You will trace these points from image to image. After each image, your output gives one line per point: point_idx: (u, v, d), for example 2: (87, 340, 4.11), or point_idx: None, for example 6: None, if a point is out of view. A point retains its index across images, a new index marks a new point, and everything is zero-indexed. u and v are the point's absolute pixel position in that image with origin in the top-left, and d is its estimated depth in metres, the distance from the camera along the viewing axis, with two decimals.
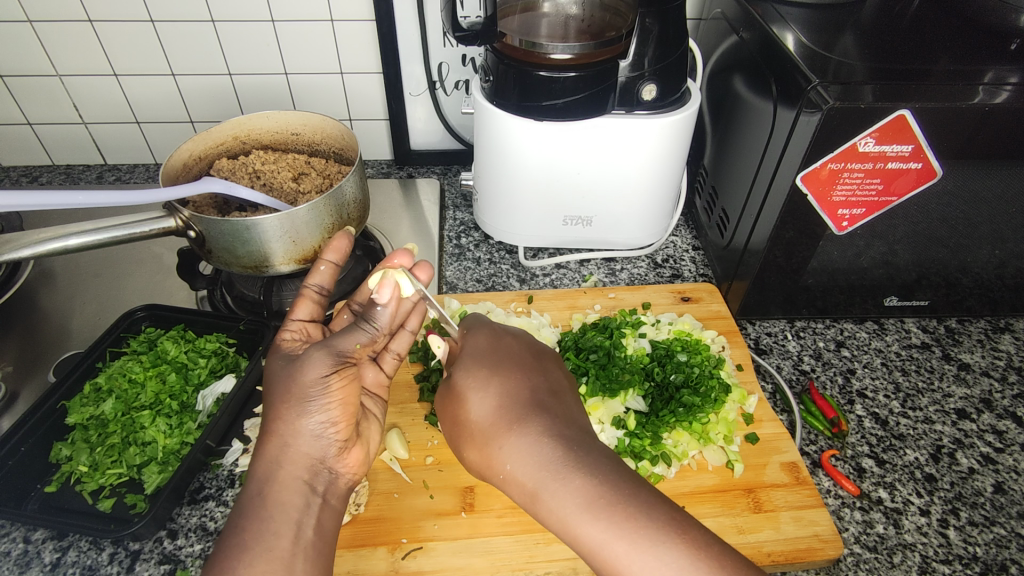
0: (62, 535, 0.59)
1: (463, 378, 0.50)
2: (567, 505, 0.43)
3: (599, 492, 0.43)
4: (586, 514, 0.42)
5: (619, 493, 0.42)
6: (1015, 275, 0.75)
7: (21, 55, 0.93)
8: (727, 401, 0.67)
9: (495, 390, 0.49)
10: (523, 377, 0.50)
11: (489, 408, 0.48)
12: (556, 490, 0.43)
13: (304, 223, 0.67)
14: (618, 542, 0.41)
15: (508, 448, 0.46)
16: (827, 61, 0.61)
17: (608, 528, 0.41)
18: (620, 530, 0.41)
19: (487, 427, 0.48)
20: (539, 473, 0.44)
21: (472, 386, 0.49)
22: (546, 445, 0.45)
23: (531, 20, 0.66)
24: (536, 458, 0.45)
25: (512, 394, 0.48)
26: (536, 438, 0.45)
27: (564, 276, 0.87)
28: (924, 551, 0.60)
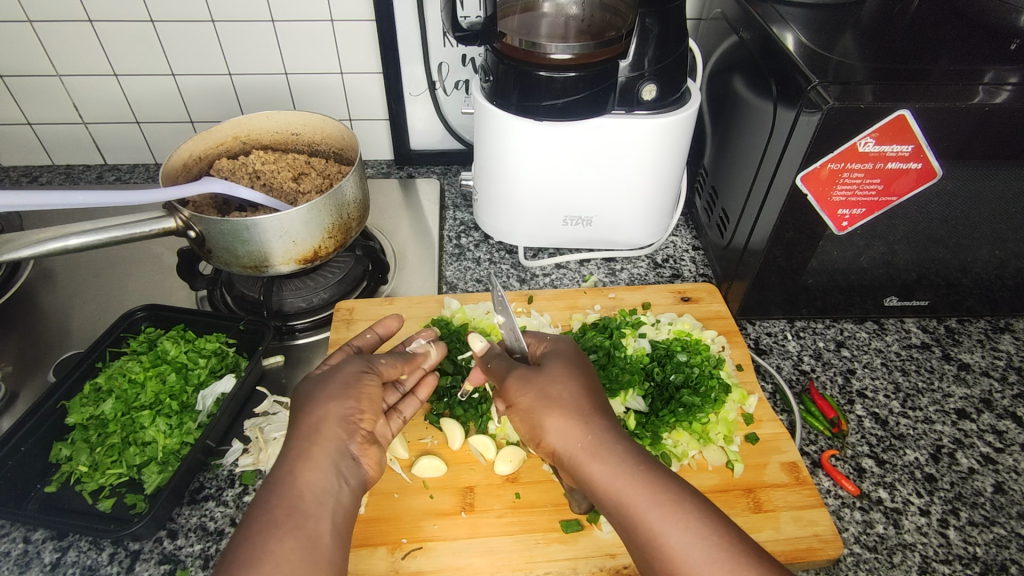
0: (62, 535, 0.59)
1: (520, 383, 0.52)
2: (614, 481, 0.45)
3: (639, 472, 0.45)
4: (626, 488, 0.45)
5: (660, 476, 0.45)
6: (1014, 275, 0.75)
7: (21, 55, 0.93)
8: (727, 401, 0.67)
9: (556, 386, 0.51)
10: (582, 376, 0.53)
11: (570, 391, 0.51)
12: (603, 466, 0.46)
13: (304, 223, 0.67)
14: (652, 512, 0.43)
15: (560, 422, 0.48)
16: (827, 61, 0.61)
17: (646, 498, 0.44)
18: (658, 499, 0.44)
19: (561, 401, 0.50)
20: (604, 452, 0.46)
21: (530, 382, 0.52)
22: (600, 427, 0.48)
23: (532, 20, 0.66)
24: (589, 436, 0.47)
25: (571, 388, 0.51)
26: (588, 420, 0.48)
27: (564, 276, 0.87)
28: (925, 551, 0.60)
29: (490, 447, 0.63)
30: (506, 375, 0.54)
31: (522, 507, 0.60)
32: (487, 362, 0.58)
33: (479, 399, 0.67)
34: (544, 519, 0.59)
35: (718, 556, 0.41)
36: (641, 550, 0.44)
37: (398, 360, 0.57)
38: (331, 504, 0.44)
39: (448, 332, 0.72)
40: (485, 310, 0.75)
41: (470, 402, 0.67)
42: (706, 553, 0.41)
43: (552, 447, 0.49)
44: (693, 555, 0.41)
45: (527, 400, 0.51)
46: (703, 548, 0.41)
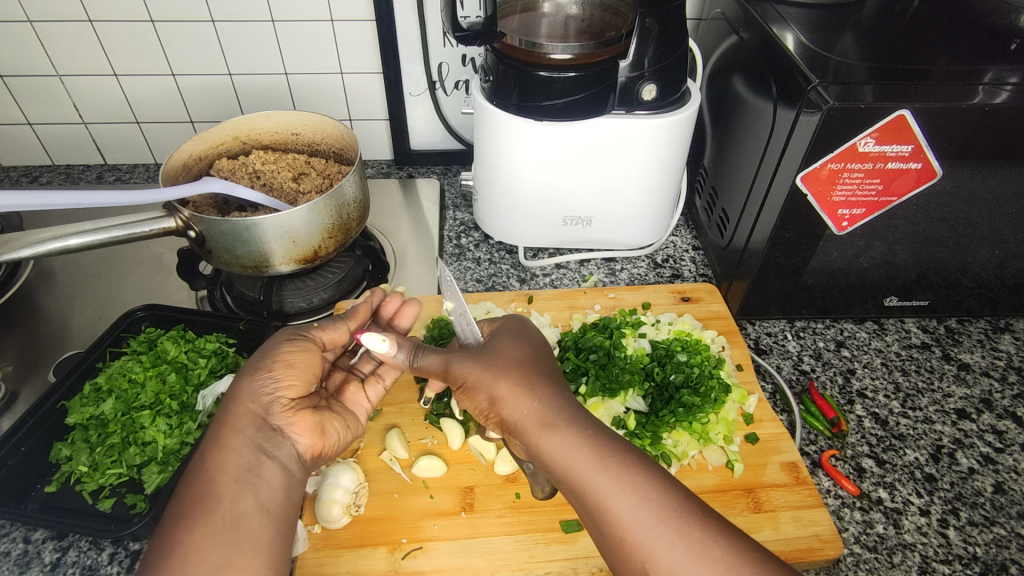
0: (62, 535, 0.59)
1: (464, 359, 0.54)
2: (562, 449, 0.46)
3: (585, 440, 0.47)
4: (572, 456, 0.46)
5: (605, 444, 0.46)
6: (1015, 275, 0.75)
7: (22, 55, 0.93)
8: (727, 401, 0.67)
9: (501, 359, 0.53)
10: (530, 349, 0.55)
11: (519, 361, 0.53)
12: (553, 435, 0.47)
13: (304, 223, 0.67)
14: (598, 478, 0.45)
15: (509, 394, 0.50)
16: (827, 61, 0.61)
17: (592, 464, 0.45)
18: (604, 464, 0.45)
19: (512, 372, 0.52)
20: (550, 419, 0.48)
21: (476, 357, 0.54)
22: (546, 398, 0.50)
23: (532, 20, 0.66)
24: (535, 406, 0.49)
25: (519, 360, 0.53)
26: (534, 391, 0.50)
27: (564, 276, 0.87)
28: (924, 551, 0.60)
29: (490, 448, 0.63)
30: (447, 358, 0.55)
31: (522, 507, 0.60)
32: (411, 356, 0.56)
33: None
34: (544, 519, 0.59)
35: (663, 516, 0.42)
36: (591, 516, 0.45)
37: (338, 325, 0.60)
38: (255, 481, 0.47)
39: (448, 331, 0.71)
40: (485, 310, 0.75)
41: None
42: (652, 515, 0.42)
43: (500, 418, 0.50)
44: (639, 518, 0.43)
45: (473, 374, 0.53)
46: (648, 510, 0.43)
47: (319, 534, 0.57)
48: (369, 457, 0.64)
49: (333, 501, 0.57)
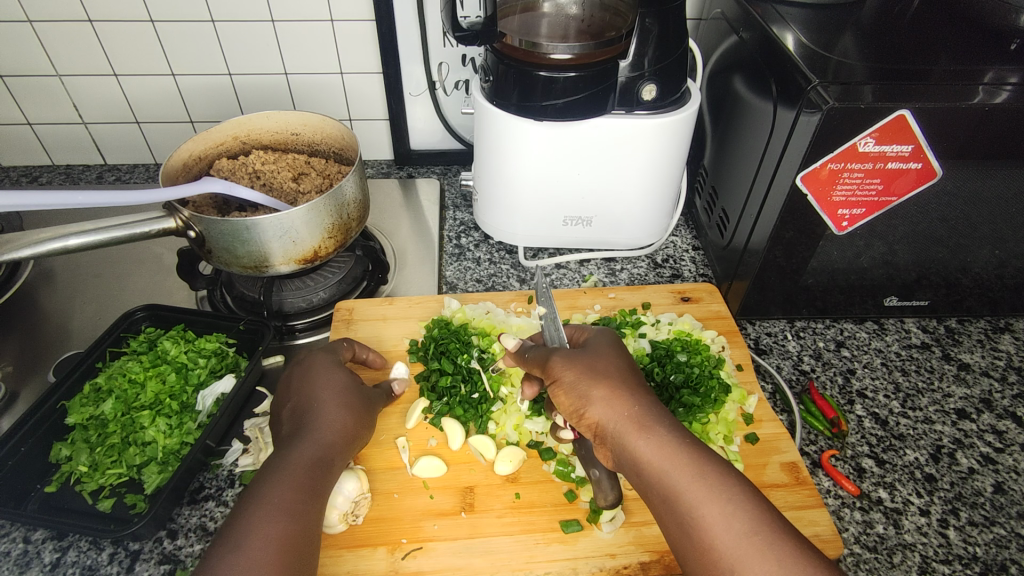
0: (62, 535, 0.59)
1: (566, 360, 0.55)
2: (658, 452, 0.47)
3: (683, 449, 0.47)
4: (671, 463, 0.46)
5: (702, 453, 0.47)
6: (1015, 275, 0.75)
7: (21, 54, 0.93)
8: (727, 401, 0.67)
9: (602, 363, 0.54)
10: (628, 359, 0.57)
11: (616, 366, 0.54)
12: (648, 437, 0.48)
13: (304, 223, 0.67)
14: (693, 485, 0.45)
15: (605, 396, 0.51)
16: (826, 61, 0.61)
17: (688, 473, 0.45)
18: (702, 474, 0.45)
19: (606, 374, 0.53)
20: (644, 422, 0.49)
21: (575, 359, 0.55)
22: (646, 404, 0.51)
23: (532, 20, 0.66)
24: (633, 410, 0.50)
25: (616, 365, 0.54)
26: (632, 397, 0.51)
27: (564, 276, 0.87)
28: (924, 551, 0.60)
29: (490, 447, 0.64)
30: (549, 358, 0.57)
31: (522, 507, 0.60)
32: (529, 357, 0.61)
33: (479, 399, 0.67)
34: (544, 519, 0.59)
35: (757, 531, 0.42)
36: (676, 521, 0.45)
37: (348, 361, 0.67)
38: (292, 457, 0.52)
39: (448, 331, 0.71)
40: (485, 310, 0.75)
41: (471, 402, 0.66)
42: (746, 527, 0.42)
43: (594, 418, 0.51)
44: (732, 529, 0.43)
45: (572, 373, 0.54)
46: (742, 522, 0.43)
47: None
48: (371, 456, 0.63)
49: (332, 508, 0.56)
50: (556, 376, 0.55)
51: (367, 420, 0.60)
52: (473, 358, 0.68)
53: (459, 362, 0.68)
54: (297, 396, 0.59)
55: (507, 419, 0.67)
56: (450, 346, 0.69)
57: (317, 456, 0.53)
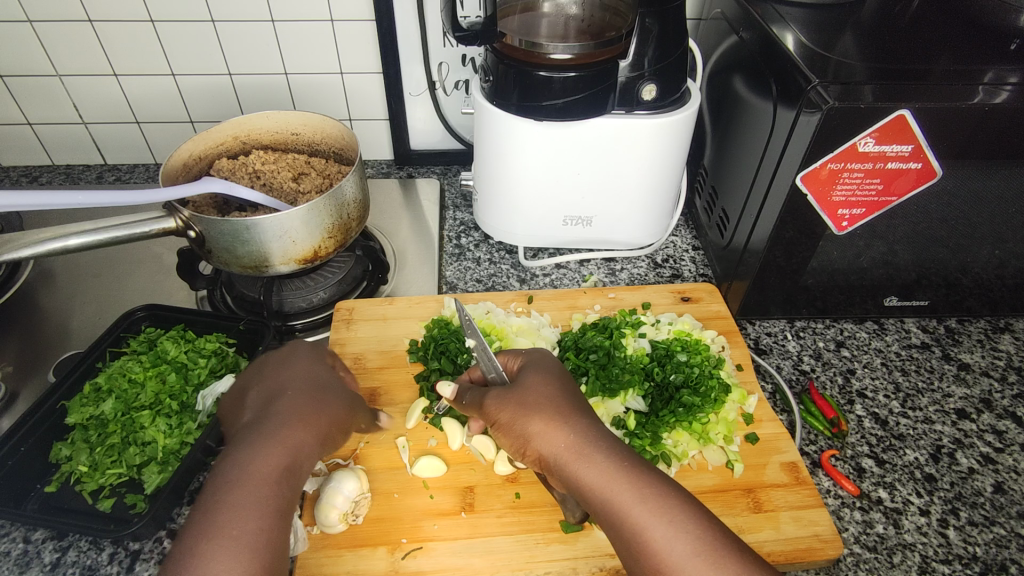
0: (62, 535, 0.59)
1: (498, 399, 0.54)
2: (598, 480, 0.46)
3: (625, 473, 0.46)
4: (613, 488, 0.46)
5: (639, 473, 0.46)
6: (1015, 275, 0.75)
7: (21, 54, 0.93)
8: (727, 401, 0.67)
9: (533, 393, 0.53)
10: (558, 382, 0.55)
11: (548, 393, 0.53)
12: (587, 465, 0.47)
13: (302, 224, 0.67)
14: (635, 509, 0.45)
15: (543, 430, 0.50)
16: (827, 61, 0.61)
17: (631, 497, 0.45)
18: (644, 496, 0.45)
19: (544, 404, 0.52)
20: (582, 450, 0.48)
21: (508, 395, 0.53)
22: (581, 429, 0.49)
23: (532, 20, 0.66)
24: (570, 439, 0.49)
25: (547, 392, 0.53)
26: (568, 425, 0.50)
27: (564, 276, 0.87)
28: (924, 551, 0.60)
29: (490, 447, 0.63)
30: (483, 399, 0.55)
31: (522, 507, 0.60)
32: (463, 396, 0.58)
33: None
34: (544, 519, 0.59)
35: (701, 549, 0.42)
36: (626, 547, 0.45)
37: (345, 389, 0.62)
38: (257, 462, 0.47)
39: (448, 331, 0.71)
40: (485, 309, 0.75)
41: None
42: (691, 546, 0.42)
43: (536, 453, 0.50)
44: (680, 549, 0.42)
45: (507, 412, 0.52)
46: (686, 542, 0.43)
47: (318, 535, 0.57)
48: (371, 456, 0.63)
49: (331, 508, 0.57)
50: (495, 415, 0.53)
51: (339, 419, 0.56)
52: (472, 358, 0.68)
53: (459, 362, 0.68)
54: (269, 393, 0.55)
55: None
56: (450, 346, 0.69)
57: (286, 456, 0.48)
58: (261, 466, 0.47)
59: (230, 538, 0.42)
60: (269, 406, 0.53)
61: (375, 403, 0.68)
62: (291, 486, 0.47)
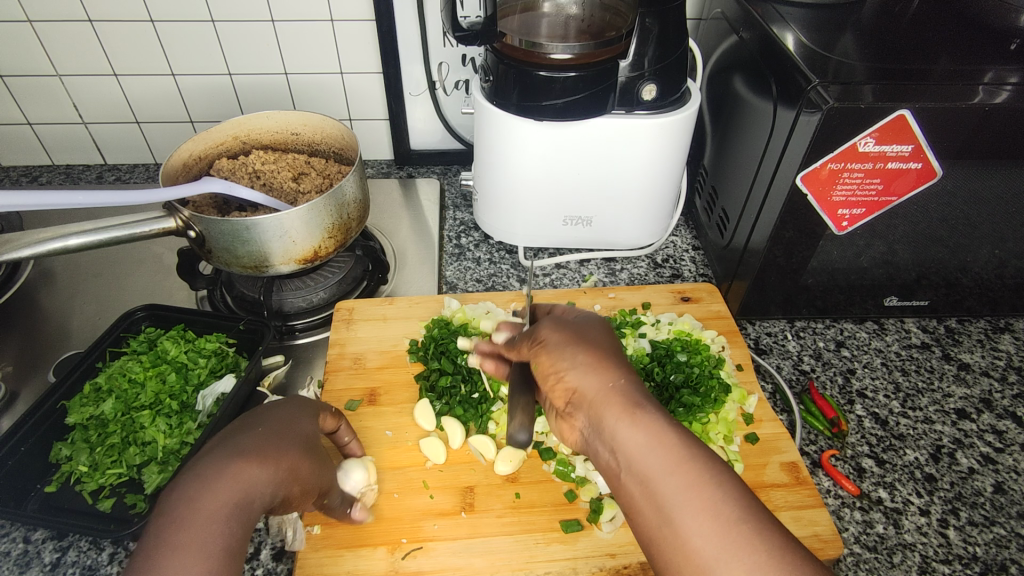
0: (62, 535, 0.59)
1: (553, 326, 0.51)
2: (636, 428, 0.42)
3: (667, 428, 0.42)
4: (651, 438, 0.41)
5: (681, 432, 0.41)
6: (1015, 275, 0.75)
7: (21, 54, 0.93)
8: (727, 401, 0.67)
9: (587, 334, 0.49)
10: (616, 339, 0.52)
11: (603, 340, 0.49)
12: (630, 411, 0.43)
13: (304, 223, 0.67)
14: (671, 468, 0.40)
15: (590, 366, 0.45)
16: (827, 61, 0.61)
17: (668, 453, 0.40)
18: (682, 456, 0.40)
19: (592, 342, 0.48)
20: (624, 394, 0.44)
21: (565, 327, 0.50)
22: (630, 380, 0.45)
23: (532, 20, 0.66)
24: (616, 382, 0.45)
25: (602, 339, 0.49)
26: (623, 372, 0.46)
27: (564, 276, 0.87)
28: (925, 551, 0.60)
29: (489, 447, 0.63)
30: (536, 324, 0.52)
31: (522, 507, 0.60)
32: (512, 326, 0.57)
33: (479, 399, 0.67)
34: (544, 519, 0.59)
35: (740, 520, 0.37)
36: (652, 506, 0.40)
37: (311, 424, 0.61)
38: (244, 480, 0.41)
39: (448, 331, 0.71)
40: (485, 310, 0.75)
41: (470, 402, 0.67)
42: (729, 514, 0.38)
43: (574, 385, 0.45)
44: (701, 531, 0.37)
45: (560, 338, 0.48)
46: (725, 510, 0.38)
47: (319, 535, 0.57)
48: (371, 456, 0.63)
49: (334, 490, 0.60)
50: (541, 339, 0.49)
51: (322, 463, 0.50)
52: (473, 357, 0.69)
53: (459, 362, 0.68)
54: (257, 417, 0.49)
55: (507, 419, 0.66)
56: (451, 346, 0.69)
57: (242, 493, 0.40)
58: (222, 489, 0.40)
59: (199, 537, 0.37)
60: (253, 421, 0.48)
61: (374, 402, 0.68)
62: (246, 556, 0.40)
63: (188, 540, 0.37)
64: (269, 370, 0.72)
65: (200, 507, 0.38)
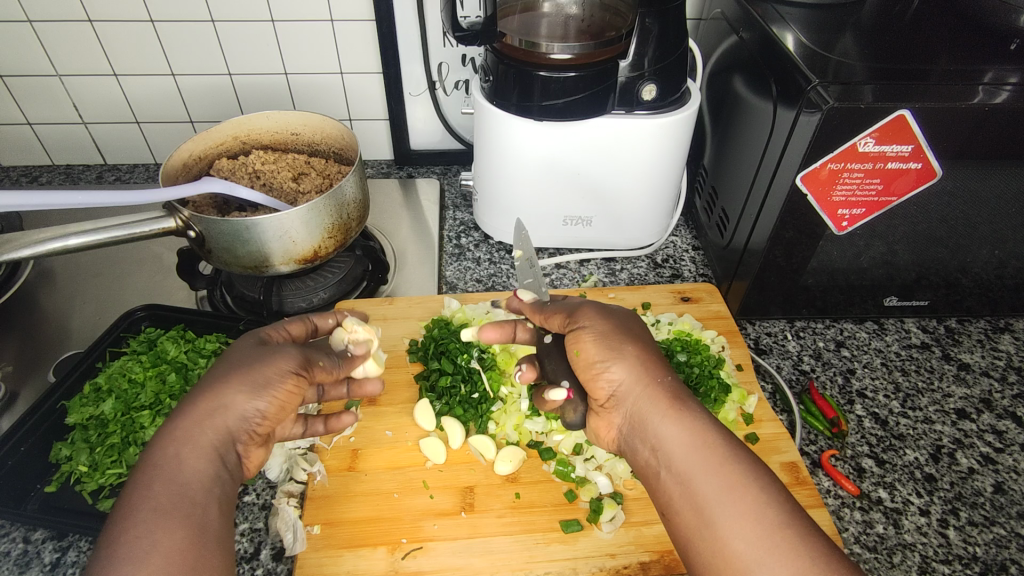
0: (62, 535, 0.59)
1: (594, 322, 0.55)
2: (678, 435, 0.47)
3: (708, 437, 0.47)
4: (693, 445, 0.46)
5: (723, 443, 0.46)
6: (1014, 275, 0.75)
7: (21, 54, 0.93)
8: (727, 401, 0.67)
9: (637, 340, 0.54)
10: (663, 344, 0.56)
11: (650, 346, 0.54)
12: (674, 419, 0.48)
13: (304, 223, 0.67)
14: (715, 473, 0.45)
15: (638, 374, 0.51)
16: (826, 61, 0.61)
17: (715, 460, 0.45)
18: (727, 463, 0.45)
19: (636, 348, 0.53)
20: (665, 401, 0.49)
21: (607, 324, 0.55)
22: (678, 389, 0.50)
23: (532, 20, 0.66)
24: (666, 390, 0.50)
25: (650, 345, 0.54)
26: (662, 368, 0.52)
27: (564, 276, 0.86)
28: (924, 551, 0.60)
29: (490, 448, 0.63)
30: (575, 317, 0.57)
31: (522, 507, 0.60)
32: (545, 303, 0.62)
33: (478, 399, 0.67)
34: (544, 520, 0.59)
35: (781, 526, 0.41)
36: (694, 506, 0.44)
37: (334, 364, 0.59)
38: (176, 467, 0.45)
39: (448, 331, 0.71)
40: (485, 310, 0.75)
41: (470, 402, 0.67)
42: (771, 521, 0.42)
43: (618, 385, 0.52)
44: (744, 534, 0.42)
45: (602, 339, 0.54)
46: (770, 517, 0.42)
47: (319, 534, 0.57)
48: (371, 456, 0.63)
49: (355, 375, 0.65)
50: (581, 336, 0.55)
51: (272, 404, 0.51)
52: (473, 358, 0.69)
53: (459, 362, 0.68)
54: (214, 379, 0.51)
55: (507, 419, 0.67)
56: (450, 346, 0.69)
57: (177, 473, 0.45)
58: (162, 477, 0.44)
59: (150, 524, 0.42)
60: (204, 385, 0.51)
61: (374, 402, 0.68)
62: (227, 510, 0.46)
63: (147, 519, 0.42)
64: None
65: (155, 488, 0.44)
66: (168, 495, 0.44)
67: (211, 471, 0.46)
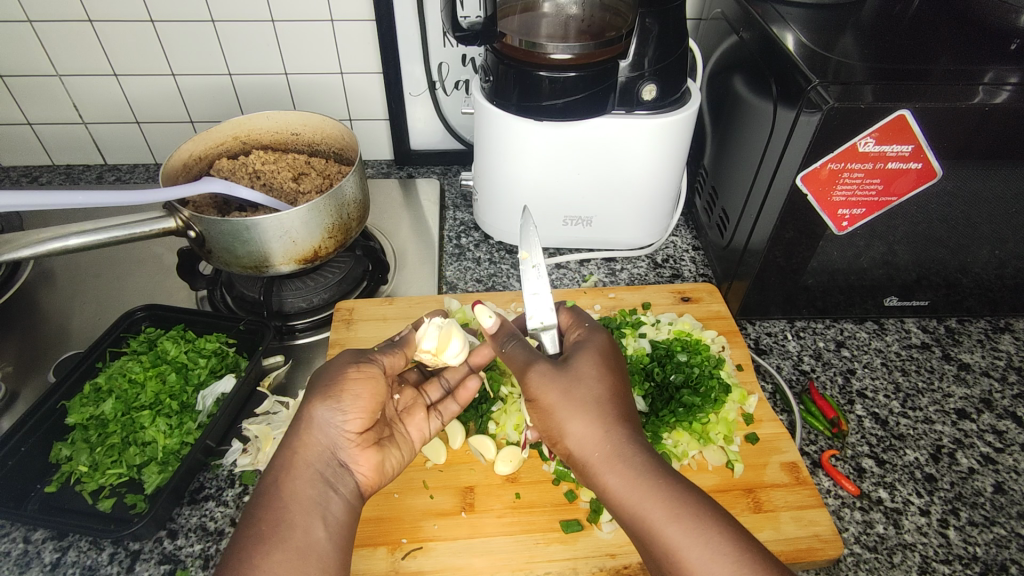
0: (62, 535, 0.59)
1: (541, 378, 0.53)
2: (626, 490, 0.47)
3: (654, 487, 0.46)
4: (640, 497, 0.46)
5: (671, 489, 0.46)
6: (1015, 275, 0.75)
7: (21, 54, 0.93)
8: (727, 401, 0.67)
9: (580, 385, 0.52)
10: (608, 374, 0.54)
11: (597, 390, 0.52)
12: (618, 474, 0.47)
13: (303, 223, 0.67)
14: (665, 525, 0.44)
15: (583, 431, 0.50)
16: (827, 61, 0.61)
17: (662, 512, 0.45)
18: (676, 515, 0.44)
19: (584, 398, 0.51)
20: (609, 453, 0.48)
21: (553, 376, 0.53)
22: (623, 435, 0.49)
23: (532, 20, 0.66)
24: (608, 443, 0.49)
25: (598, 389, 0.52)
26: (611, 428, 0.49)
27: (564, 276, 0.87)
28: (924, 551, 0.60)
29: (489, 447, 0.63)
30: (525, 369, 0.54)
31: (522, 507, 0.60)
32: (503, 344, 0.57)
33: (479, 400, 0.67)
34: (544, 519, 0.59)
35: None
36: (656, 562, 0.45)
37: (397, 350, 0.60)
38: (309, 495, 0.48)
39: None
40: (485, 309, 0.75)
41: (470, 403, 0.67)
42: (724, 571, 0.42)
43: (570, 447, 0.50)
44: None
45: (550, 397, 0.52)
46: (721, 567, 0.42)
47: None
48: None
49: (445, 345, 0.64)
50: (534, 394, 0.53)
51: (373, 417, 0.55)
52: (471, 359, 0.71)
53: None
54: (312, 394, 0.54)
55: (507, 419, 0.66)
56: None
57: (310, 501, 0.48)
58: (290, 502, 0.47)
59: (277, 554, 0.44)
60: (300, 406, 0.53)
61: None
62: (336, 528, 0.48)
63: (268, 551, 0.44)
64: (268, 371, 0.72)
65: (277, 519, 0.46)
66: (272, 525, 0.46)
67: (314, 493, 0.49)
